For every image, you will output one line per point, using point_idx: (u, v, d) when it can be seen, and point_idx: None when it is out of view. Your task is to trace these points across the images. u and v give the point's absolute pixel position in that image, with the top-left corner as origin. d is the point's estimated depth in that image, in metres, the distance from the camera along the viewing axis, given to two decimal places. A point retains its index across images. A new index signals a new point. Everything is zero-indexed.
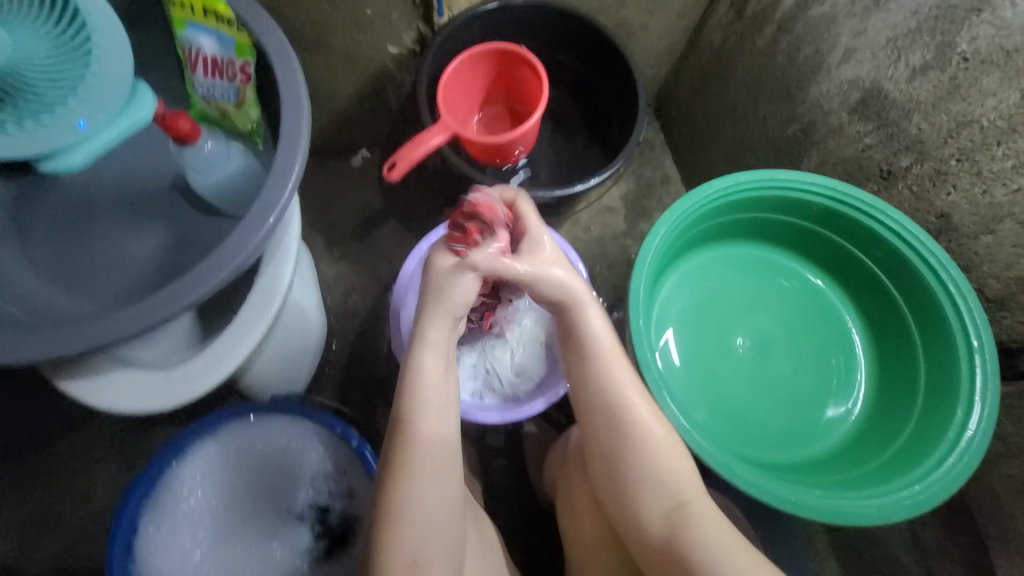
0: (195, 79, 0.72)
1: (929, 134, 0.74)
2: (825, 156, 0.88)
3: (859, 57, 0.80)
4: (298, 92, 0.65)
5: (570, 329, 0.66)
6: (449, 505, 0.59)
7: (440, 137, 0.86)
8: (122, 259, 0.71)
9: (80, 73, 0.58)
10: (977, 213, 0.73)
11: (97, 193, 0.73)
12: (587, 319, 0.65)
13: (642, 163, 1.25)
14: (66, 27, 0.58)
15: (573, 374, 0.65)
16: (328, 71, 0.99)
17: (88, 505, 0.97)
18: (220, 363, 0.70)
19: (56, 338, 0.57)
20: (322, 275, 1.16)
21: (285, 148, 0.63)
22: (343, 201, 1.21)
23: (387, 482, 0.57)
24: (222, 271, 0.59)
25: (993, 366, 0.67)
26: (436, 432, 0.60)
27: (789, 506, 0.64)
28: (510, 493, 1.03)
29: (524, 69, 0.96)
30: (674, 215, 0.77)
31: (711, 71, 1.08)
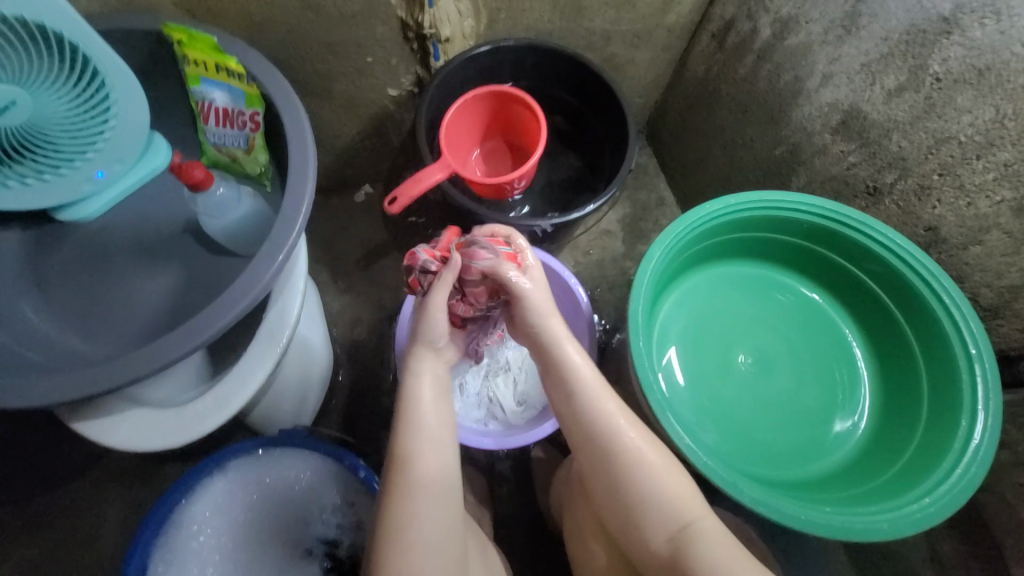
0: (207, 128, 0.76)
1: (909, 151, 0.77)
2: (812, 175, 0.91)
3: (837, 82, 0.84)
4: (304, 137, 0.69)
5: (548, 362, 0.65)
6: (454, 547, 0.60)
7: (443, 174, 0.90)
8: (137, 300, 0.74)
9: (98, 129, 0.64)
10: (963, 224, 0.74)
11: (111, 238, 0.76)
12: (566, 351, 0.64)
13: (636, 187, 1.28)
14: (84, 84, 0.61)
15: (565, 410, 0.64)
16: (332, 114, 1.04)
17: (97, 547, 0.97)
18: (230, 399, 0.71)
19: (74, 381, 0.59)
20: (328, 307, 1.19)
21: (293, 189, 0.66)
22: (348, 235, 1.24)
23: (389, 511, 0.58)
24: (234, 308, 0.61)
25: (993, 374, 0.68)
26: (441, 474, 0.61)
27: (800, 523, 0.63)
28: (519, 521, 1.01)
29: (520, 109, 1.01)
30: (669, 239, 0.79)
31: (698, 98, 1.12)
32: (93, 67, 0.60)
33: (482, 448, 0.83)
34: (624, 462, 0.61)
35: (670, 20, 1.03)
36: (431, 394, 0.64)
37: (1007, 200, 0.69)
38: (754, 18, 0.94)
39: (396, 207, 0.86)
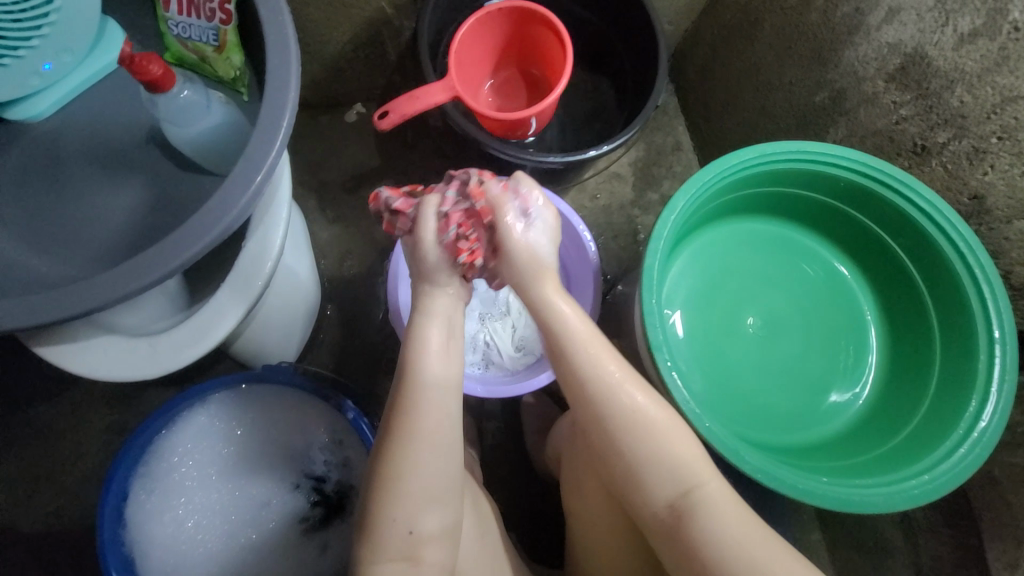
0: (169, 17, 0.65)
1: (970, 108, 0.69)
2: (854, 128, 0.83)
3: (903, 19, 0.73)
4: (286, 36, 0.58)
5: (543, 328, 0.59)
6: (456, 468, 0.58)
7: (445, 96, 0.79)
8: (100, 217, 0.65)
9: (43, 11, 0.54)
10: (1013, 196, 0.68)
11: (66, 144, 0.66)
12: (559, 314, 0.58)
13: (653, 128, 1.18)
14: None
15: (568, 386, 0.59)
16: (320, 13, 0.90)
17: (81, 465, 0.96)
18: (207, 333, 0.66)
19: (24, 304, 0.53)
20: (315, 238, 1.11)
21: (272, 98, 0.57)
22: (337, 159, 1.14)
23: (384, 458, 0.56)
24: (207, 235, 0.54)
25: (1013, 357, 0.65)
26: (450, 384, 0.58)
27: (795, 493, 0.63)
28: (507, 462, 1.02)
29: (545, 33, 0.88)
30: (694, 188, 0.72)
31: (736, 30, 0.99)
32: None
33: (472, 394, 0.80)
34: (628, 432, 0.57)
35: None
36: (438, 335, 0.59)
37: None
38: None
39: (387, 122, 0.76)
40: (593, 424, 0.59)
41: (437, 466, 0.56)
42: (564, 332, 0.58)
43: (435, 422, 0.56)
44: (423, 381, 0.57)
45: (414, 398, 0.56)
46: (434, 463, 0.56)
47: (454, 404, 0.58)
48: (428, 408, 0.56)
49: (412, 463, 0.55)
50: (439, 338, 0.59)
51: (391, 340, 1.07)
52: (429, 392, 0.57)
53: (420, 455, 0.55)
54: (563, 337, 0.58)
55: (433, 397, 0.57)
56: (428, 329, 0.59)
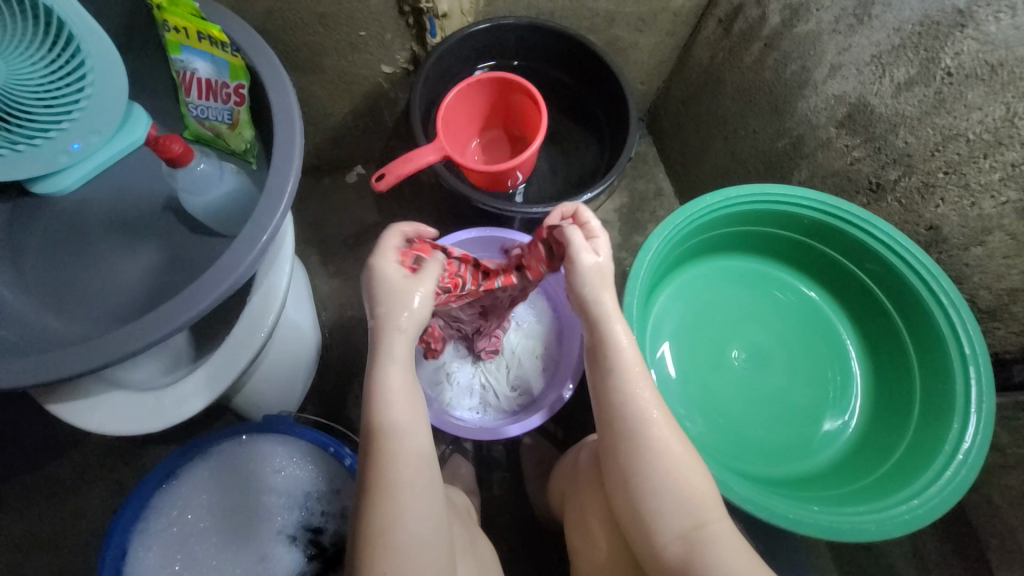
0: (189, 101, 0.73)
1: (915, 148, 0.74)
2: (815, 169, 0.89)
3: (845, 74, 0.81)
4: (291, 113, 0.66)
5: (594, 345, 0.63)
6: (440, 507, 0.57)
7: (436, 156, 0.86)
8: (117, 277, 0.71)
9: (74, 98, 0.63)
10: (966, 225, 0.73)
11: (89, 214, 0.72)
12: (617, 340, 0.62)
13: (635, 176, 1.27)
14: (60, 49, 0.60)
15: (602, 405, 0.62)
16: (324, 90, 1.00)
17: (79, 527, 0.95)
18: (211, 386, 0.69)
19: (42, 363, 0.56)
20: (317, 290, 1.17)
21: (279, 167, 0.64)
22: (339, 217, 1.21)
23: (367, 502, 0.54)
24: (215, 291, 0.59)
25: (987, 376, 0.67)
26: (420, 427, 0.58)
27: (789, 523, 0.63)
28: (508, 507, 1.01)
29: (522, 96, 0.97)
30: (667, 231, 0.77)
31: (702, 88, 1.10)
32: (69, 32, 0.59)
33: (512, 433, 0.81)
34: (646, 457, 0.59)
35: (675, 3, 1.00)
36: (399, 375, 0.58)
37: (1013, 201, 0.67)
38: (763, 4, 0.92)
39: (384, 184, 0.81)
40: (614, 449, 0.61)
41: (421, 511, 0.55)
42: (614, 354, 0.61)
43: (414, 464, 0.55)
44: (391, 429, 0.56)
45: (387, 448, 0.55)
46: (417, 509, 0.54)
47: (424, 441, 0.58)
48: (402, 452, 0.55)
49: (397, 514, 0.53)
50: (401, 380, 0.58)
51: None
52: (404, 440, 0.56)
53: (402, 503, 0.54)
54: (614, 359, 0.61)
55: (400, 444, 0.55)
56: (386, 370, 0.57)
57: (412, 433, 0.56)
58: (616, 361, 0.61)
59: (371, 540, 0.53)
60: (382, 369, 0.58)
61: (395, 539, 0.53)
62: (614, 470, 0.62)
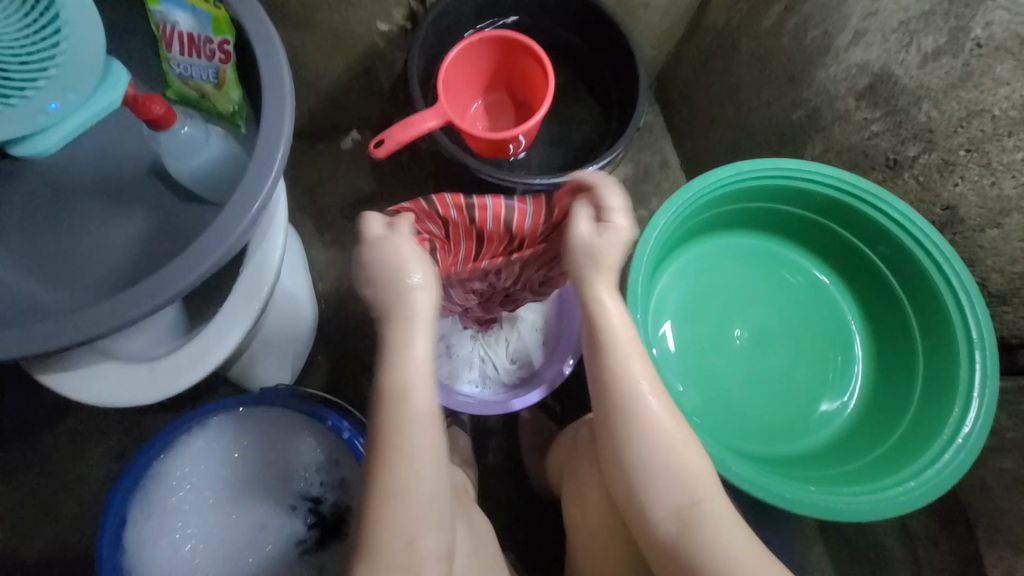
0: (171, 57, 0.68)
1: (938, 123, 0.71)
2: (830, 143, 0.85)
3: (869, 41, 0.76)
4: (280, 72, 0.62)
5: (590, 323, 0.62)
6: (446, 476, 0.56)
7: (437, 121, 0.82)
8: (104, 246, 0.68)
9: (49, 54, 0.59)
10: (984, 205, 0.70)
11: (72, 179, 0.69)
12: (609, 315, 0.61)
13: (641, 147, 1.23)
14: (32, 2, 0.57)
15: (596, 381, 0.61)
16: (316, 49, 0.95)
17: (81, 493, 0.96)
18: (204, 359, 0.68)
19: (30, 335, 0.55)
20: (313, 261, 1.14)
21: (269, 130, 0.60)
22: (335, 185, 1.17)
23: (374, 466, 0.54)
24: (203, 263, 0.56)
25: (993, 362, 0.66)
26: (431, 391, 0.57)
27: (785, 503, 0.64)
28: (506, 479, 1.03)
29: (527, 58, 0.91)
30: (674, 207, 0.74)
31: (715, 53, 1.04)
32: None
33: (515, 409, 0.85)
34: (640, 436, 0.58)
35: None
36: (420, 339, 0.57)
37: None
38: None
39: (383, 152, 0.79)
40: (608, 426, 0.60)
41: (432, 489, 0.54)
42: (608, 330, 0.61)
43: (424, 428, 0.55)
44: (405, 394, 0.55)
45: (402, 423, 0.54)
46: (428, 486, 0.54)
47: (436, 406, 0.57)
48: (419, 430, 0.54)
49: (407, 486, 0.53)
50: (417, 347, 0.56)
51: None
52: (413, 416, 0.55)
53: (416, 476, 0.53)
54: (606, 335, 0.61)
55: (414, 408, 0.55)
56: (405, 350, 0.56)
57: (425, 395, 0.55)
58: (612, 339, 0.60)
59: (375, 502, 0.53)
60: (405, 341, 0.57)
61: (399, 501, 0.52)
62: (609, 449, 0.61)
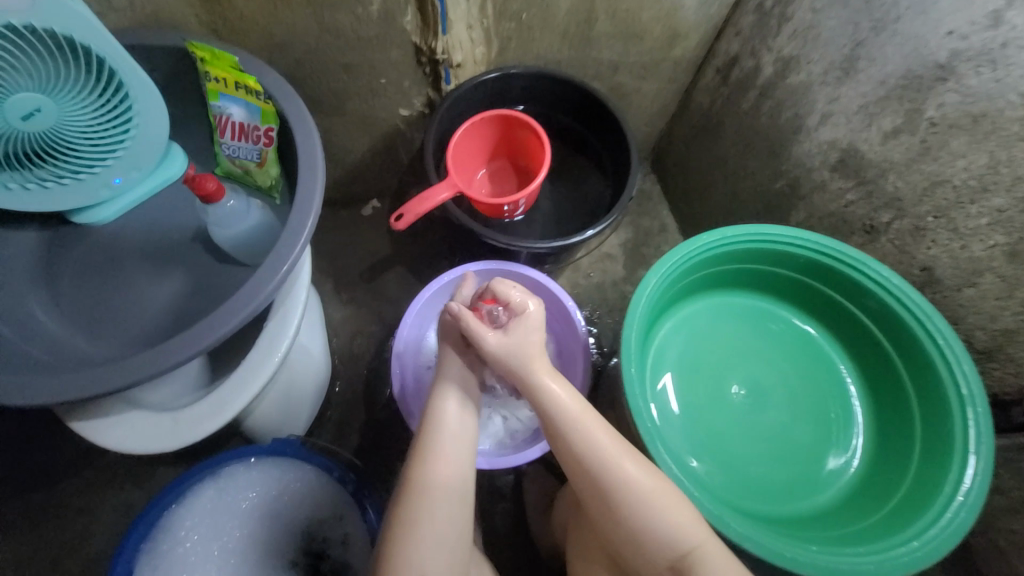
0: (223, 141, 0.80)
1: (905, 192, 0.78)
2: (811, 211, 0.92)
3: (835, 121, 0.85)
4: (314, 153, 0.72)
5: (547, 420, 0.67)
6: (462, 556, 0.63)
7: (448, 193, 0.91)
8: (145, 302, 0.76)
9: (119, 139, 0.69)
10: (957, 266, 0.75)
11: (123, 244, 0.78)
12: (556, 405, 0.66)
13: (639, 213, 1.32)
14: (109, 95, 0.65)
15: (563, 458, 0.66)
16: (345, 131, 1.08)
17: (90, 544, 0.98)
18: (225, 407, 0.72)
19: (74, 379, 0.60)
20: (330, 318, 1.21)
21: (301, 202, 0.69)
22: (354, 248, 1.27)
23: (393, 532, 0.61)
24: (233, 318, 0.63)
25: (986, 419, 0.68)
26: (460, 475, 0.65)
27: (785, 561, 0.63)
28: (510, 540, 1.01)
29: (525, 133, 1.03)
30: (664, 268, 0.80)
31: (703, 131, 1.15)
32: (120, 83, 0.64)
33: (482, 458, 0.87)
34: (618, 496, 0.63)
35: (675, 53, 1.07)
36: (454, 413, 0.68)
37: (1001, 245, 0.69)
38: (757, 56, 0.97)
39: (403, 223, 0.87)
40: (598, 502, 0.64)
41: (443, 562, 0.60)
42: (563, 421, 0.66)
43: (440, 494, 0.62)
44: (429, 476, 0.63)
45: (423, 482, 0.63)
46: (440, 553, 0.60)
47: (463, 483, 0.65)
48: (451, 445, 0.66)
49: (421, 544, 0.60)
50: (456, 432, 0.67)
51: (397, 415, 1.12)
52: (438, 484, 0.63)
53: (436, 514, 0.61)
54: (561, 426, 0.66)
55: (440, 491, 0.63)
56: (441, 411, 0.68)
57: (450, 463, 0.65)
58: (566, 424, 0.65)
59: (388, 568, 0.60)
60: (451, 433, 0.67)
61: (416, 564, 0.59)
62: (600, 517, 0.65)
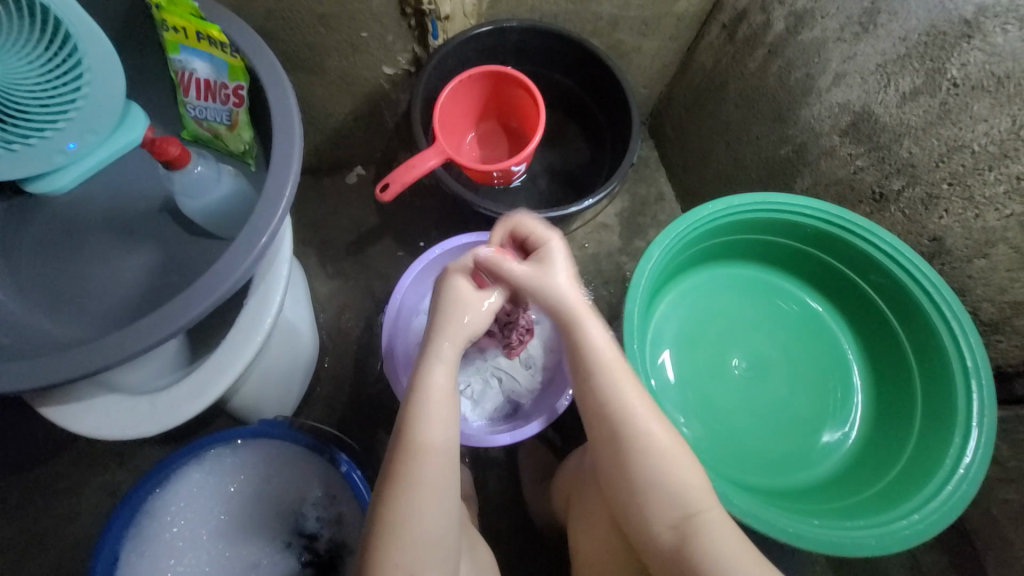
0: (187, 101, 0.72)
1: (919, 158, 0.74)
2: (818, 178, 0.88)
3: (849, 82, 0.80)
4: (290, 115, 0.65)
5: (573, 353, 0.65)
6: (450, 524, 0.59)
7: (437, 160, 0.85)
8: (111, 279, 0.70)
9: (70, 98, 0.60)
10: (969, 237, 0.72)
11: (84, 216, 0.71)
12: (589, 341, 0.64)
13: (636, 181, 1.27)
14: (56, 48, 0.57)
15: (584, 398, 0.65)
16: (323, 91, 0.99)
17: (76, 527, 0.96)
18: (206, 389, 0.68)
19: (37, 365, 0.56)
20: (315, 292, 1.15)
21: (278, 170, 0.63)
22: (337, 219, 1.20)
23: (384, 492, 0.58)
24: (208, 298, 0.58)
25: (990, 392, 0.67)
26: (444, 433, 0.60)
27: (788, 537, 0.63)
28: (506, 513, 1.01)
29: (518, 90, 0.96)
30: (668, 239, 0.76)
31: (704, 93, 1.09)
32: (65, 31, 0.56)
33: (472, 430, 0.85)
34: (631, 448, 0.61)
35: (680, 7, 0.99)
36: (444, 374, 0.62)
37: (1017, 214, 0.67)
38: (768, 10, 0.91)
39: (389, 194, 0.81)
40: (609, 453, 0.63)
41: (437, 508, 0.58)
42: (591, 355, 0.64)
43: (430, 457, 0.58)
44: (417, 439, 0.59)
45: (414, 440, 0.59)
46: (428, 513, 0.57)
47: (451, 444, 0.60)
48: (444, 406, 0.61)
49: (407, 514, 0.56)
50: (443, 385, 0.62)
51: (388, 391, 1.09)
52: (427, 444, 0.59)
53: (423, 476, 0.58)
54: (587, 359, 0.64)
55: (429, 455, 0.59)
56: (442, 342, 0.63)
57: (440, 425, 0.60)
58: (592, 360, 0.64)
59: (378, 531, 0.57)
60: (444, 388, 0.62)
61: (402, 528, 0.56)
62: (608, 467, 0.64)
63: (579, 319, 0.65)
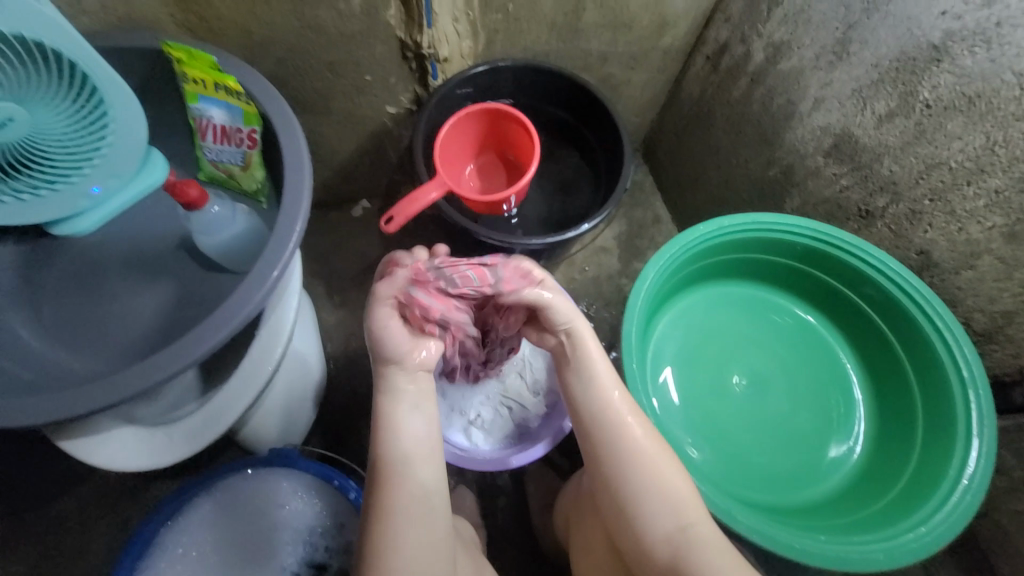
0: (204, 145, 0.77)
1: (900, 176, 0.77)
2: (806, 197, 0.92)
3: (828, 106, 0.84)
4: (300, 157, 0.69)
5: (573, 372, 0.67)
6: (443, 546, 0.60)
7: (438, 193, 0.89)
8: (129, 314, 0.73)
9: (95, 146, 0.65)
10: (955, 249, 0.75)
11: (105, 255, 0.75)
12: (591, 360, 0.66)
13: (632, 205, 1.31)
14: (84, 101, 0.61)
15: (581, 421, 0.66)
16: (331, 131, 1.05)
17: (87, 564, 0.96)
18: (222, 417, 0.71)
19: (59, 399, 0.58)
20: (323, 322, 1.18)
21: (288, 208, 0.67)
22: (344, 250, 1.24)
23: (371, 521, 0.59)
24: (221, 329, 0.61)
25: (988, 401, 0.68)
26: (419, 460, 0.61)
27: (794, 552, 0.63)
28: (515, 540, 1.00)
29: (512, 124, 1.01)
30: (662, 260, 0.79)
31: (693, 120, 1.14)
32: (93, 85, 0.61)
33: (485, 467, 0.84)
34: (625, 466, 0.62)
35: (665, 42, 1.05)
36: (410, 406, 0.63)
37: (998, 226, 0.69)
38: (748, 42, 0.96)
39: (394, 226, 0.85)
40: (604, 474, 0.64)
41: (425, 532, 0.59)
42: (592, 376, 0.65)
43: (406, 485, 0.60)
44: (394, 467, 0.60)
45: (388, 470, 0.60)
46: (416, 538, 0.58)
47: (427, 471, 0.61)
48: (411, 436, 0.62)
49: (397, 542, 0.57)
50: (409, 415, 0.62)
51: None
52: (405, 472, 0.60)
53: (406, 502, 0.59)
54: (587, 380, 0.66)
55: (409, 482, 0.60)
56: (399, 376, 0.62)
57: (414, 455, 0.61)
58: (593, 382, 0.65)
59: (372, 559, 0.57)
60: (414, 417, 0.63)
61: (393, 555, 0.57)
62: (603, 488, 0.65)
63: (582, 342, 0.67)
